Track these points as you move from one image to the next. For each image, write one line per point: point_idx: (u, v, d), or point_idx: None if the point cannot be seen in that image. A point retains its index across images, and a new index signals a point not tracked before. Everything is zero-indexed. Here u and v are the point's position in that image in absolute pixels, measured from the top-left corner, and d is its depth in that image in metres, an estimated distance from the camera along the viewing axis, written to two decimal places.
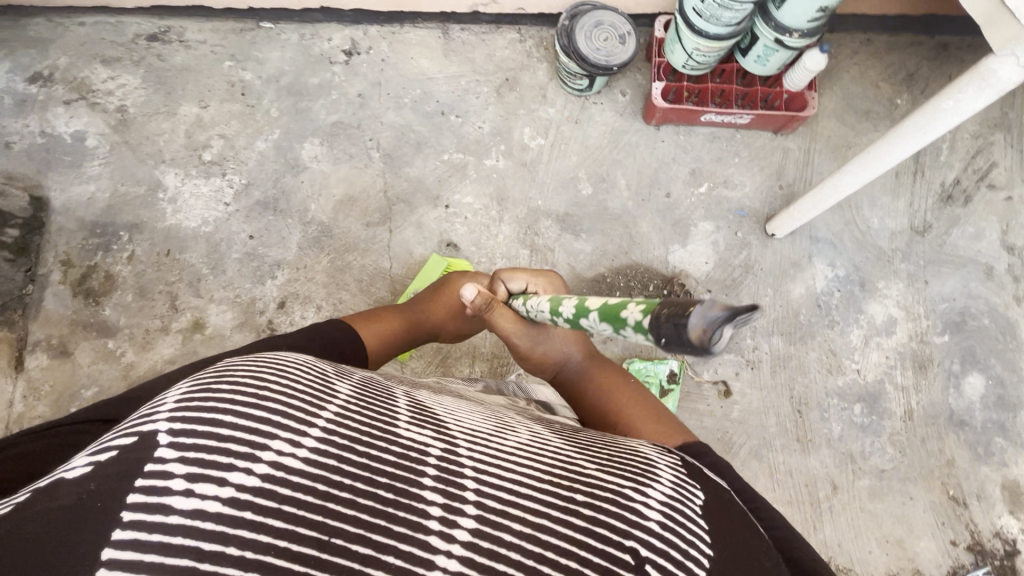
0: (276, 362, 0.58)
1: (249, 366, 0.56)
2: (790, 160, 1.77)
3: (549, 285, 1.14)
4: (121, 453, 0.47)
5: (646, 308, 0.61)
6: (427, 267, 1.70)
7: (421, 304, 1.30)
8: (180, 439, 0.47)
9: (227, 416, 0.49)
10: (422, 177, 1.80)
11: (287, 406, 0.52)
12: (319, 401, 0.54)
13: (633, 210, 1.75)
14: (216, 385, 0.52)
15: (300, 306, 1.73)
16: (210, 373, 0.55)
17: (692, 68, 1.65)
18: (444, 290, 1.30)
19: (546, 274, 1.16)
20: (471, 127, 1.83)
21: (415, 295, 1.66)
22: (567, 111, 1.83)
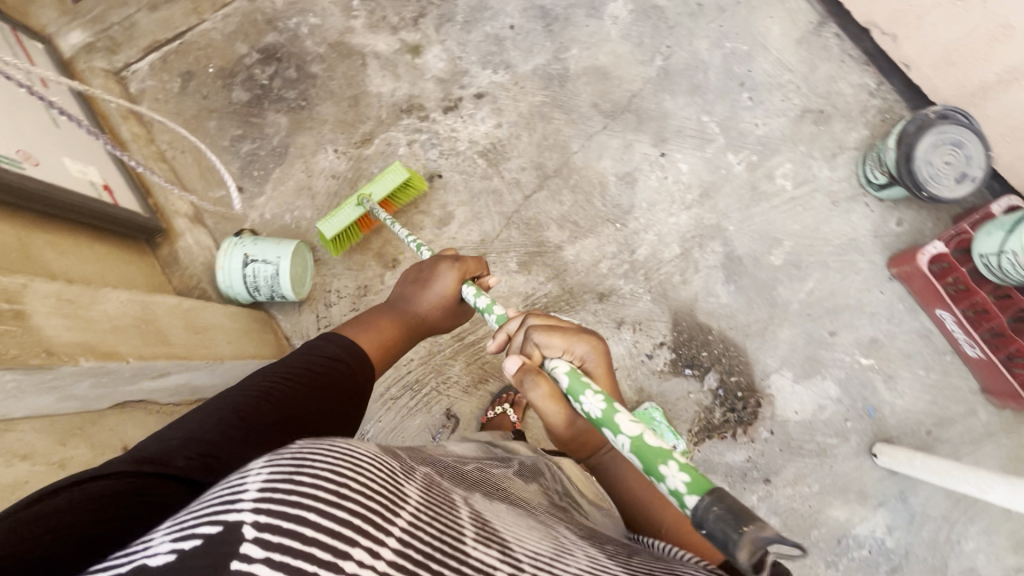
0: (348, 451, 0.57)
1: (320, 454, 0.54)
2: (964, 424, 1.51)
3: (588, 351, 0.87)
4: (205, 545, 0.43)
5: (691, 480, 0.56)
6: (384, 175, 1.58)
7: (407, 292, 1.13)
8: (263, 534, 0.44)
9: (313, 515, 0.46)
10: (670, 113, 1.70)
11: (363, 508, 0.49)
12: (392, 508, 0.52)
13: (789, 313, 1.58)
14: (296, 474, 0.50)
15: (489, 110, 1.75)
16: (287, 456, 0.54)
17: (987, 266, 1.39)
18: (426, 277, 1.12)
19: (591, 336, 0.88)
20: (748, 117, 1.67)
21: (365, 199, 1.55)
22: (836, 187, 1.62)
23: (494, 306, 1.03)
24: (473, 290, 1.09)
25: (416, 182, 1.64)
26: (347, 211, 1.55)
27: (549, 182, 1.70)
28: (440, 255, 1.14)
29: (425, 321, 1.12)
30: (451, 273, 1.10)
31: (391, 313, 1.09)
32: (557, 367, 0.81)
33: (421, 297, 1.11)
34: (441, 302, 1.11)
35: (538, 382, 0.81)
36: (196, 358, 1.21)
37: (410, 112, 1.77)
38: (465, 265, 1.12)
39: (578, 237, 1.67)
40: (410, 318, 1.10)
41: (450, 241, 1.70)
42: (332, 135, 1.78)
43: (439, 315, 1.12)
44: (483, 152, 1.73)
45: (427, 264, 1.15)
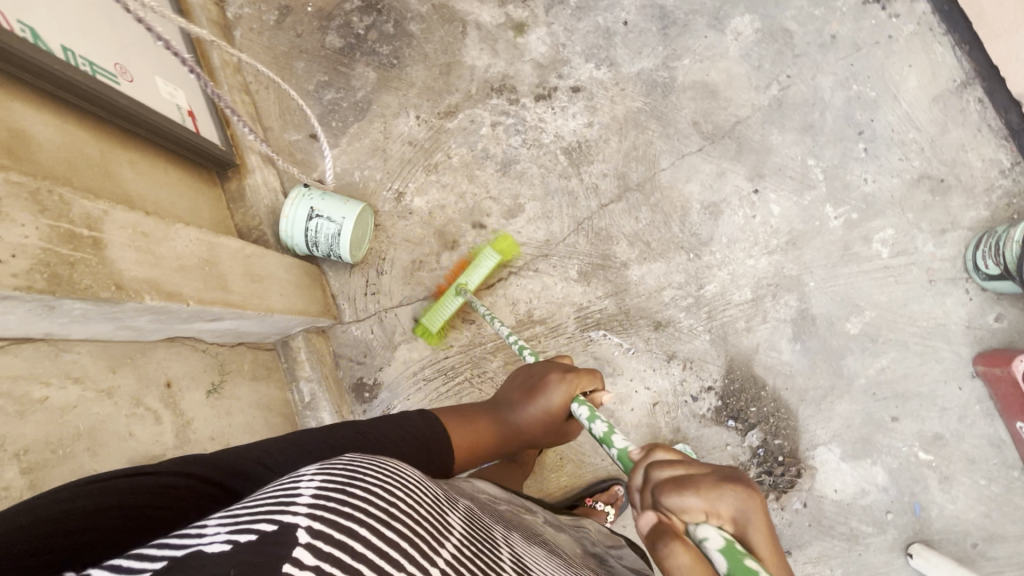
0: (396, 476, 0.60)
1: (372, 472, 0.57)
2: (1014, 546, 1.40)
3: (739, 510, 0.61)
4: (260, 542, 0.42)
5: None
6: (480, 262, 1.58)
7: (514, 399, 1.08)
8: (317, 542, 0.43)
9: (364, 531, 0.47)
10: (774, 149, 1.58)
11: (407, 534, 0.50)
12: (433, 541, 0.53)
13: (853, 388, 1.49)
14: (349, 487, 0.52)
15: (582, 106, 1.66)
16: (340, 471, 0.56)
17: None
18: (539, 386, 1.05)
19: (738, 483, 0.62)
20: (858, 170, 1.54)
21: (463, 291, 1.56)
22: (937, 265, 1.49)
23: (615, 438, 0.83)
24: (581, 406, 0.97)
25: (507, 252, 1.63)
26: (448, 305, 1.56)
27: (629, 195, 1.61)
28: (554, 367, 1.07)
29: (521, 432, 1.06)
30: (563, 387, 1.02)
31: (489, 416, 1.06)
32: (705, 537, 0.60)
33: (523, 407, 1.05)
34: (547, 418, 1.04)
35: (677, 550, 0.60)
36: (250, 308, 1.21)
37: (501, 93, 1.69)
38: (578, 379, 1.03)
39: (647, 259, 1.59)
40: (503, 427, 1.06)
41: (514, 235, 1.64)
42: (417, 100, 1.72)
43: (539, 430, 1.06)
44: (567, 149, 1.65)
45: (541, 372, 1.09)
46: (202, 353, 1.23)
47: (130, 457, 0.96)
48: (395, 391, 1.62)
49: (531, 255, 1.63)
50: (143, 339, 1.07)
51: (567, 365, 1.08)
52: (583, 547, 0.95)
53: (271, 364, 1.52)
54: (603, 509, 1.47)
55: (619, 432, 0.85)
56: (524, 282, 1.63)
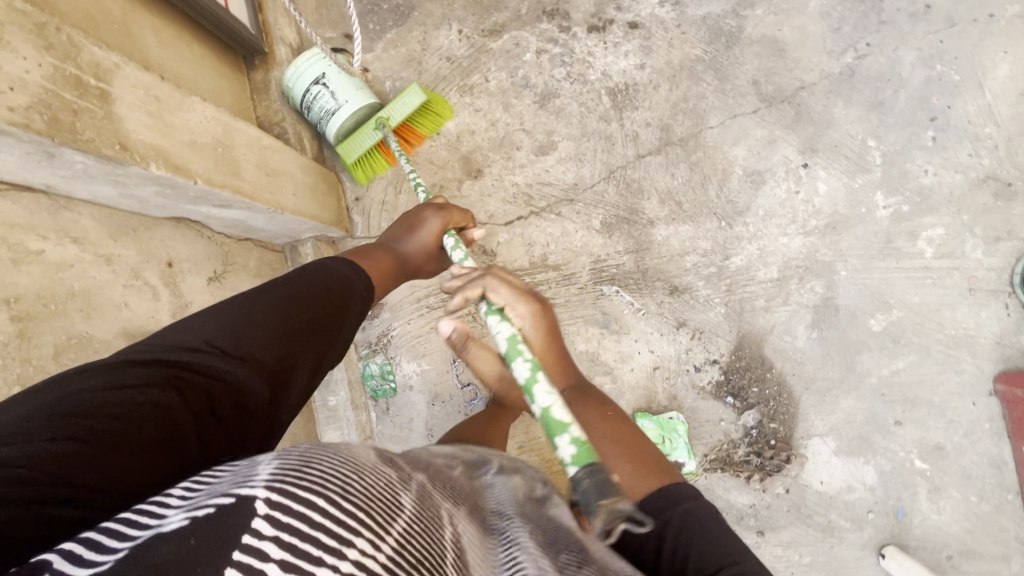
0: (349, 461, 0.54)
1: (320, 455, 0.52)
2: (990, 566, 1.39)
3: (529, 316, 0.82)
4: (216, 515, 0.39)
5: (580, 454, 0.61)
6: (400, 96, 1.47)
7: (392, 233, 1.08)
8: (275, 512, 0.40)
9: (321, 501, 0.44)
10: (834, 123, 1.46)
11: (367, 509, 0.46)
12: (390, 513, 0.49)
13: (862, 385, 1.44)
14: (305, 468, 0.48)
15: (636, 44, 1.53)
16: (292, 454, 0.51)
17: None
18: (413, 220, 1.08)
19: (536, 303, 0.84)
20: (921, 158, 1.42)
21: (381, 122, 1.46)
22: (981, 274, 1.40)
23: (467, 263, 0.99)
24: (451, 240, 1.05)
25: (432, 102, 1.52)
26: (365, 136, 1.48)
27: (669, 149, 1.51)
28: (423, 205, 1.11)
29: (407, 265, 1.05)
30: (437, 220, 1.08)
31: (379, 249, 1.02)
32: (500, 329, 0.79)
33: (403, 240, 1.06)
34: (431, 249, 1.08)
35: (468, 325, 0.81)
36: (259, 200, 1.16)
37: (551, 18, 1.56)
38: (449, 215, 1.10)
39: (676, 220, 1.51)
40: (396, 254, 1.03)
41: (542, 173, 1.57)
42: (462, 13, 1.60)
43: (421, 261, 1.07)
44: (613, 90, 1.54)
45: (413, 212, 1.11)
46: (206, 239, 1.20)
47: (123, 327, 0.95)
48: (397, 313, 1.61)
49: (556, 198, 1.56)
50: (147, 213, 1.04)
51: (437, 205, 1.13)
52: (527, 495, 0.90)
53: (277, 266, 1.50)
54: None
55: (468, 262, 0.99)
56: (544, 224, 1.56)
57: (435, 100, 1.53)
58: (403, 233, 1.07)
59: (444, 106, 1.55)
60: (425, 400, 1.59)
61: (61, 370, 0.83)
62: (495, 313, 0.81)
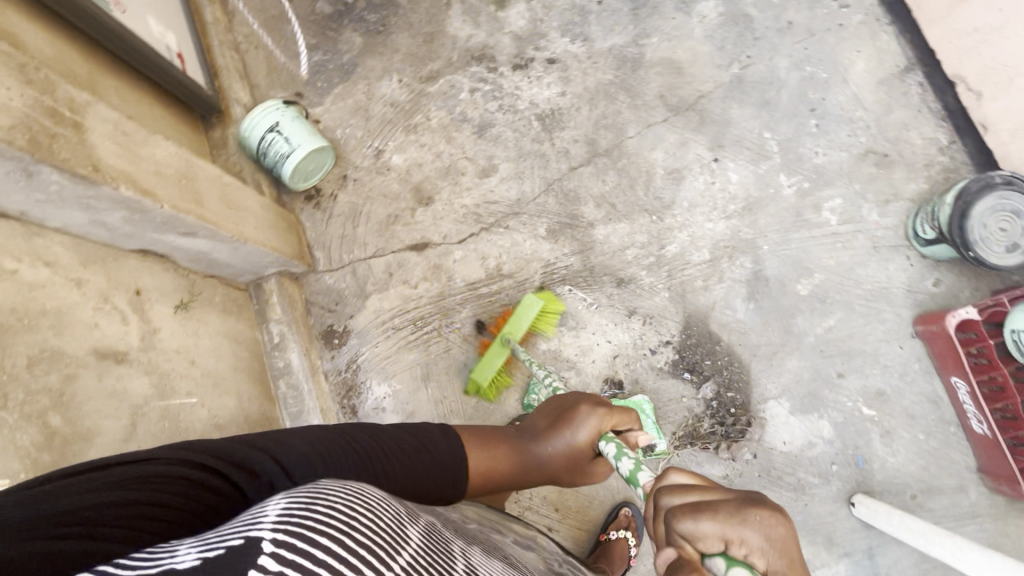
0: (360, 496, 0.61)
1: (334, 491, 0.59)
2: (950, 499, 1.47)
3: (765, 536, 0.58)
4: (227, 555, 0.46)
5: None
6: (523, 306, 1.54)
7: (539, 428, 1.04)
8: (282, 548, 0.46)
9: (326, 538, 0.49)
10: (733, 122, 1.68)
11: (369, 539, 0.53)
12: (395, 547, 0.55)
13: (802, 346, 1.56)
14: (314, 504, 0.54)
15: (556, 75, 1.76)
16: (301, 495, 0.58)
17: (1016, 343, 1.33)
18: (566, 417, 1.01)
19: (765, 518, 0.58)
20: (810, 143, 1.65)
21: (507, 338, 1.54)
22: (880, 233, 1.59)
23: (642, 475, 0.80)
24: (615, 448, 0.89)
25: (550, 306, 1.60)
26: (495, 357, 1.54)
27: (597, 160, 1.70)
28: (582, 399, 1.02)
29: (544, 467, 1.02)
30: (595, 417, 0.99)
31: (510, 445, 1.02)
32: None
33: (548, 439, 1.01)
34: (578, 453, 0.99)
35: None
36: (223, 228, 1.25)
37: (480, 62, 1.78)
38: (610, 414, 0.99)
39: (612, 219, 1.67)
40: (524, 453, 1.02)
41: (488, 193, 1.71)
42: (401, 66, 1.80)
43: (563, 471, 1.02)
44: (541, 114, 1.74)
45: (568, 402, 1.05)
46: (169, 269, 1.26)
47: (95, 345, 0.99)
48: (364, 338, 1.66)
49: (501, 213, 1.70)
50: (116, 244, 1.12)
51: (598, 398, 1.03)
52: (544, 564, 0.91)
53: (242, 303, 1.55)
54: (620, 537, 1.46)
55: (646, 470, 0.81)
56: (494, 238, 1.69)
57: (550, 302, 1.60)
58: (541, 422, 1.05)
59: (558, 305, 1.61)
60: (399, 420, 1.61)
61: (32, 380, 0.86)
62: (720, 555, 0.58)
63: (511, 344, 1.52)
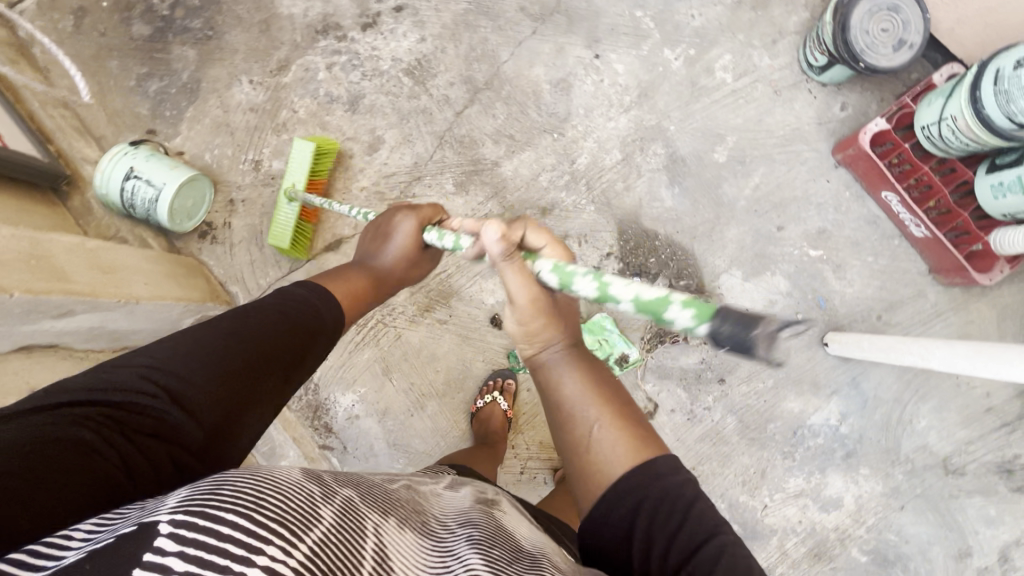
0: (274, 482, 0.51)
1: (243, 480, 0.49)
2: (914, 307, 1.50)
3: (564, 251, 0.84)
4: (118, 542, 0.40)
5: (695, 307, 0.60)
6: (292, 160, 1.49)
7: (370, 250, 1.06)
8: (178, 528, 0.40)
9: (232, 515, 0.42)
10: (602, 11, 1.59)
11: (281, 515, 0.45)
12: (309, 520, 0.47)
13: (737, 212, 1.54)
14: (220, 487, 0.47)
15: (410, 22, 1.63)
16: (212, 480, 0.49)
17: (928, 138, 1.34)
18: (385, 233, 1.06)
19: (564, 247, 0.84)
20: (684, 8, 1.58)
21: (291, 193, 1.49)
22: (777, 75, 1.55)
23: (462, 241, 0.89)
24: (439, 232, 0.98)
25: (324, 145, 1.54)
26: (284, 214, 1.51)
27: (480, 97, 1.61)
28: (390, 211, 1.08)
29: (391, 279, 1.05)
30: (409, 219, 1.04)
31: (355, 270, 1.01)
32: (540, 266, 0.73)
33: (385, 253, 1.04)
34: (407, 249, 1.04)
35: (514, 266, 0.74)
36: (101, 296, 1.15)
37: (326, 33, 1.64)
38: (421, 209, 1.06)
39: (515, 152, 1.59)
40: (374, 274, 1.02)
41: (383, 168, 1.61)
42: (246, 65, 1.65)
43: (404, 271, 1.06)
44: (409, 68, 1.62)
45: (382, 219, 1.09)
46: (66, 357, 1.17)
47: None
48: None
49: (403, 183, 1.61)
50: None
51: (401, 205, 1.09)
52: (474, 499, 0.83)
53: None
54: None
55: (465, 236, 0.91)
56: None
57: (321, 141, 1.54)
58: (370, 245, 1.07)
59: (333, 143, 1.57)
60: (375, 421, 1.56)
61: None
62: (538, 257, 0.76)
63: (295, 197, 1.47)
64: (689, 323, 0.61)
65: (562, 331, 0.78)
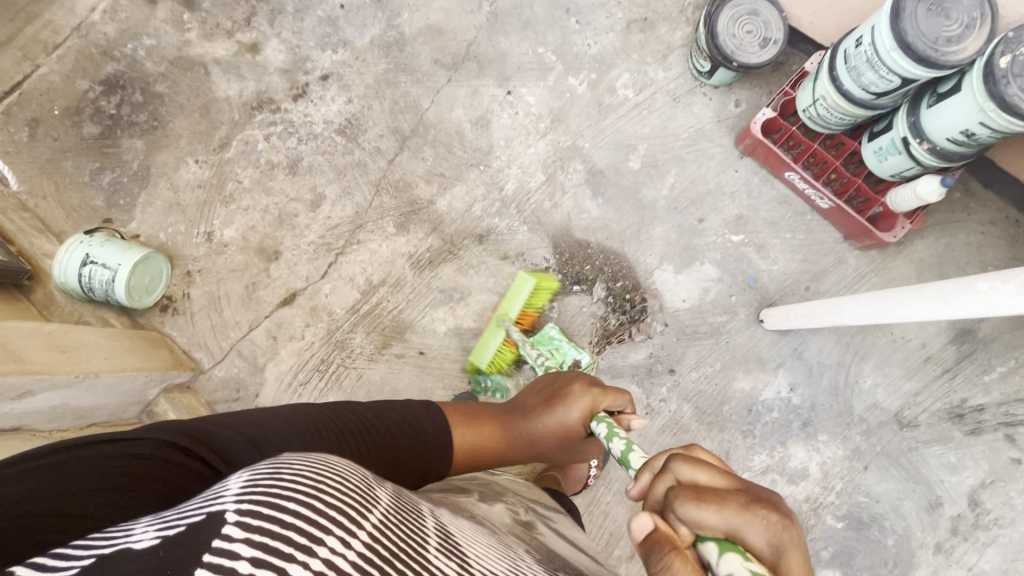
0: (326, 466, 0.56)
1: (300, 466, 0.54)
2: (837, 275, 1.59)
3: (769, 538, 0.56)
4: (187, 531, 0.43)
5: None
6: (515, 286, 1.52)
7: (532, 404, 1.05)
8: (245, 516, 0.43)
9: (295, 505, 0.46)
10: (508, 52, 1.75)
11: (338, 502, 0.49)
12: (363, 507, 0.51)
13: (659, 211, 1.65)
14: (276, 475, 0.50)
15: (336, 87, 1.78)
16: (267, 468, 0.53)
17: (811, 119, 1.46)
18: (557, 398, 1.02)
19: (771, 517, 0.57)
20: (580, 39, 1.74)
21: (502, 319, 1.51)
22: (673, 85, 1.70)
23: (635, 459, 0.82)
24: (607, 429, 0.92)
25: (543, 281, 1.59)
26: (490, 337, 1.54)
27: (408, 144, 1.74)
28: (573, 378, 1.04)
29: (534, 443, 1.03)
30: (585, 399, 0.99)
31: (500, 416, 1.05)
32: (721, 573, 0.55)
33: (540, 418, 1.02)
34: (563, 438, 1.01)
35: (673, 564, 0.58)
36: (58, 372, 1.23)
37: (261, 108, 1.78)
38: (602, 396, 1.00)
39: (447, 188, 1.71)
40: (519, 434, 1.03)
41: (327, 222, 1.72)
42: (190, 147, 1.78)
43: (555, 443, 1.03)
44: (340, 127, 1.76)
45: (563, 379, 1.06)
46: (31, 439, 1.20)
47: None
48: None
49: (347, 232, 1.71)
50: None
51: (593, 378, 1.04)
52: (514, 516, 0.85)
53: None
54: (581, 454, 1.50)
55: (638, 453, 0.83)
56: (352, 257, 1.69)
57: (541, 278, 1.59)
58: (534, 397, 1.06)
59: (549, 279, 1.61)
60: None
61: None
62: (710, 545, 0.57)
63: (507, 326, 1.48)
64: None
65: None
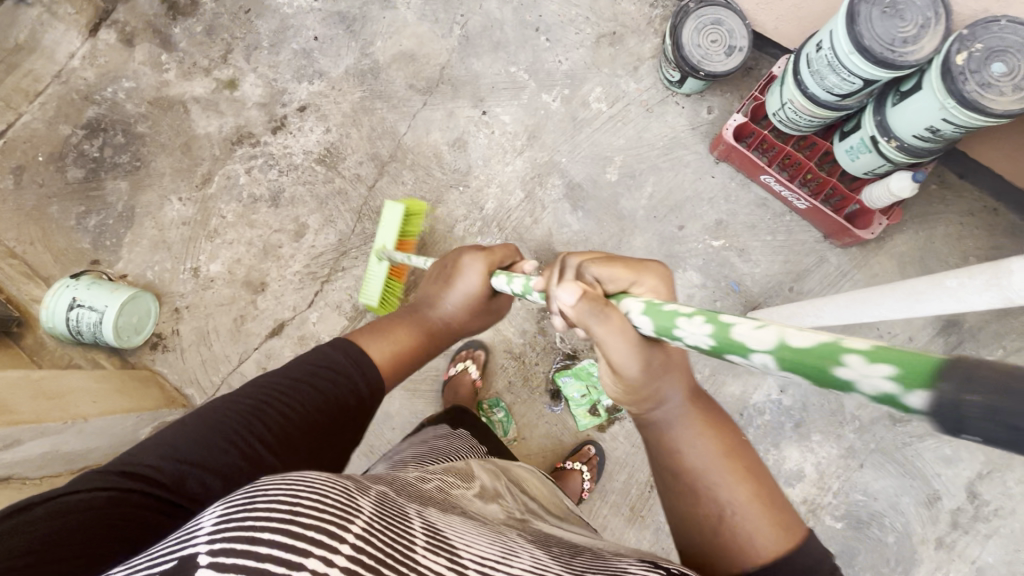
0: (310, 479, 0.45)
1: (278, 482, 0.43)
2: (820, 274, 1.59)
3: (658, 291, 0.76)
4: None
5: (906, 371, 0.35)
6: (384, 218, 1.47)
7: (432, 292, 1.09)
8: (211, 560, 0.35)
9: (266, 533, 0.37)
10: (480, 73, 1.77)
11: (319, 515, 0.40)
12: (348, 514, 0.41)
13: (639, 221, 1.66)
14: (248, 501, 0.41)
15: (314, 117, 1.80)
16: (240, 492, 0.43)
17: (781, 122, 1.48)
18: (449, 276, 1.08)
19: (655, 273, 0.78)
20: (551, 56, 1.76)
21: (384, 253, 1.46)
22: (645, 96, 1.71)
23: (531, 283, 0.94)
24: (506, 277, 1.02)
25: (413, 207, 1.52)
26: (373, 272, 1.49)
27: (388, 170, 1.76)
28: (461, 252, 1.10)
29: (449, 323, 1.07)
30: (478, 264, 1.06)
31: (412, 316, 1.03)
32: (632, 310, 0.66)
33: (444, 296, 1.07)
34: (469, 302, 1.07)
35: (607, 313, 0.66)
36: (49, 420, 1.25)
37: (241, 142, 1.80)
38: (491, 255, 1.07)
39: (428, 210, 1.72)
40: (430, 321, 1.04)
41: (311, 251, 1.73)
42: (173, 185, 1.80)
43: (464, 318, 1.08)
44: (320, 157, 1.78)
45: (451, 258, 1.11)
46: (20, 488, 1.17)
47: None
48: None
49: (331, 260, 1.72)
50: None
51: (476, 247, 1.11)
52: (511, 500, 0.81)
53: None
54: (575, 468, 1.50)
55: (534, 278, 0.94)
56: (338, 284, 1.71)
57: (411, 203, 1.52)
58: (434, 288, 1.09)
59: (420, 203, 1.55)
60: None
61: None
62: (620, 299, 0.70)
63: (386, 257, 1.46)
64: (904, 403, 0.36)
65: (671, 385, 0.75)
